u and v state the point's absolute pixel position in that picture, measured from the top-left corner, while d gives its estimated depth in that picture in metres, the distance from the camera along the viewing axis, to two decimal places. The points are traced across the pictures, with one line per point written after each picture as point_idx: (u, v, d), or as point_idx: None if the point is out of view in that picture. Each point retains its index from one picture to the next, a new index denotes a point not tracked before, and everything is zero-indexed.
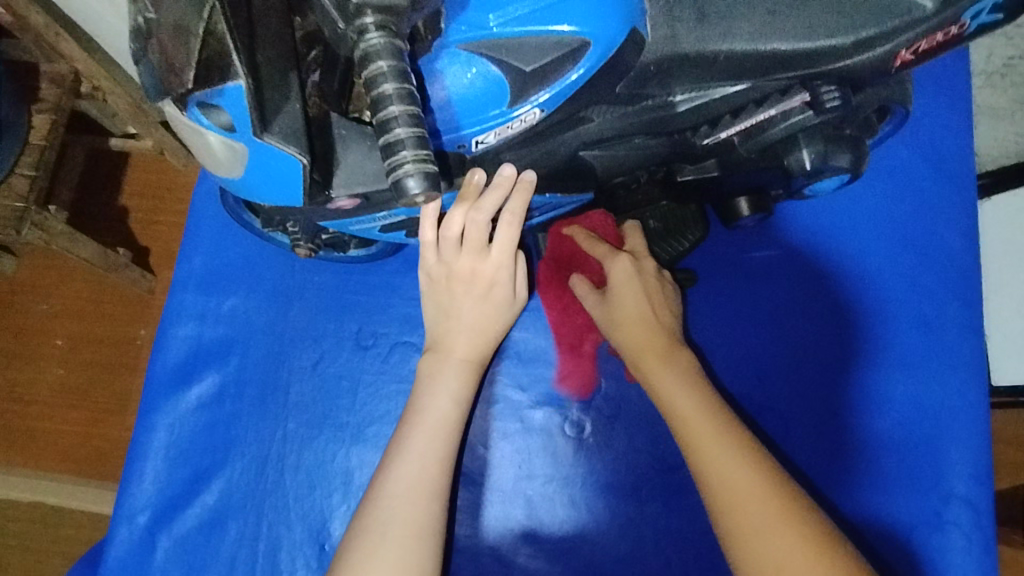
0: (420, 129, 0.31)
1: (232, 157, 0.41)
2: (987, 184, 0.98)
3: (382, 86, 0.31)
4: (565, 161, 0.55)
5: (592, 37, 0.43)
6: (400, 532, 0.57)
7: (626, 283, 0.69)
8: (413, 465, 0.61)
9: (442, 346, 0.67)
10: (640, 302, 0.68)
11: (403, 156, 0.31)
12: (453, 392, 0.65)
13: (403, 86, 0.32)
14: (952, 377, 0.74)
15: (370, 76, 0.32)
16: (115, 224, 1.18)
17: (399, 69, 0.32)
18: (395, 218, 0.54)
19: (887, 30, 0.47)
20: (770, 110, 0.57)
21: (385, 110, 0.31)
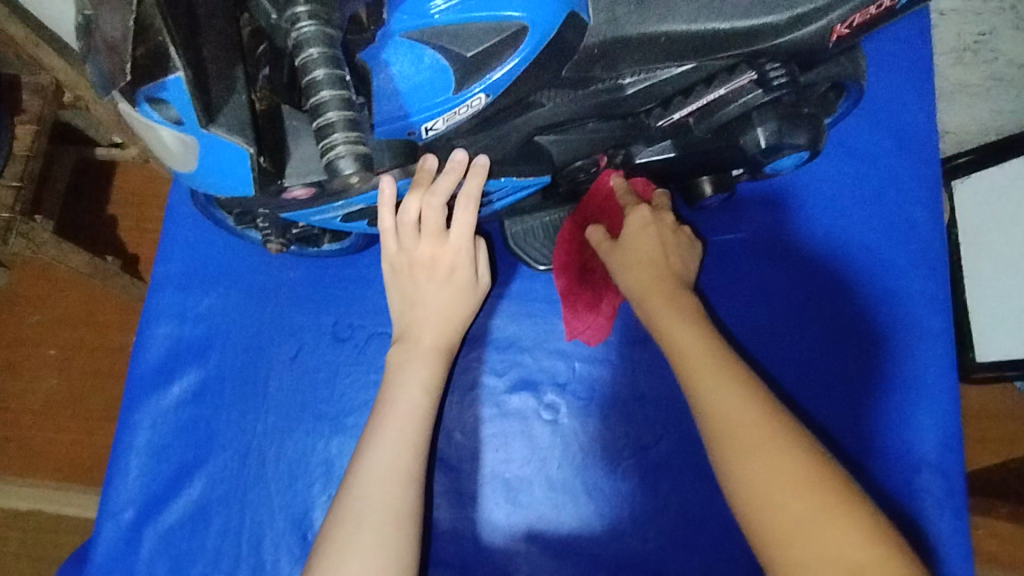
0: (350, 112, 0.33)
1: (184, 152, 0.42)
2: (975, 159, 1.00)
3: (314, 72, 0.33)
4: (519, 146, 0.56)
5: (530, 23, 0.44)
6: (376, 517, 0.58)
7: (639, 233, 0.67)
8: (385, 453, 0.61)
9: (409, 336, 0.68)
10: (650, 246, 0.66)
11: (335, 138, 0.33)
12: (422, 380, 0.66)
13: (333, 72, 0.33)
14: (919, 350, 0.76)
15: (302, 64, 0.34)
16: (104, 232, 1.20)
17: (330, 55, 0.34)
18: (355, 207, 0.56)
19: (818, 6, 0.49)
20: (719, 90, 0.58)
21: (315, 95, 0.33)
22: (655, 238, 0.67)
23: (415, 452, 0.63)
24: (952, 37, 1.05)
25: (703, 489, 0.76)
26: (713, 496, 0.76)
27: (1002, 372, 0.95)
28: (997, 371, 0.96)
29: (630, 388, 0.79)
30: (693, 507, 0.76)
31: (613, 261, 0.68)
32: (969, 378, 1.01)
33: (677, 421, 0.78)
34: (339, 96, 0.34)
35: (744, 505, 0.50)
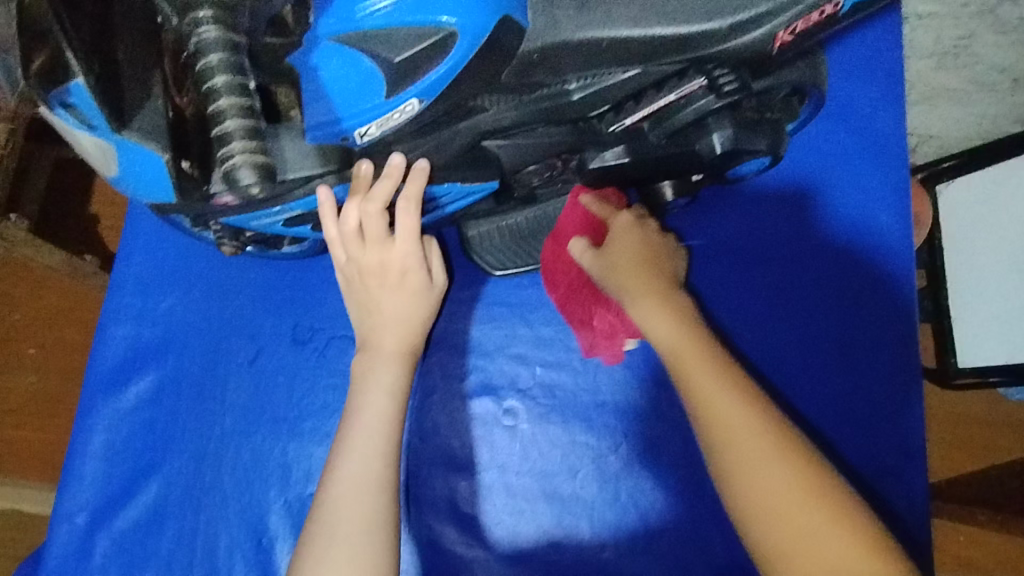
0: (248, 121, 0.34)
1: (105, 158, 0.42)
2: (959, 163, 0.98)
3: (212, 80, 0.34)
4: (463, 150, 0.55)
5: (459, 28, 0.43)
6: (349, 529, 0.56)
7: (625, 237, 0.67)
8: (356, 461, 0.59)
9: (370, 343, 0.66)
10: (633, 250, 0.66)
11: (232, 149, 0.35)
12: (386, 385, 0.63)
13: (233, 79, 0.34)
14: (884, 358, 0.75)
15: (202, 70, 0.34)
16: (85, 231, 1.16)
17: (230, 62, 0.34)
18: (295, 213, 0.55)
19: (760, 12, 0.48)
20: (670, 96, 0.57)
21: (214, 104, 0.34)
22: (640, 241, 0.67)
23: (387, 461, 0.60)
24: (932, 40, 0.97)
25: (665, 498, 0.75)
26: (675, 504, 0.75)
27: (985, 378, 0.94)
28: (979, 377, 0.95)
29: (592, 394, 0.78)
30: (654, 517, 0.75)
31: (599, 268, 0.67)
32: (952, 383, 1.00)
33: (638, 427, 0.77)
34: (239, 104, 0.35)
35: (766, 533, 0.50)
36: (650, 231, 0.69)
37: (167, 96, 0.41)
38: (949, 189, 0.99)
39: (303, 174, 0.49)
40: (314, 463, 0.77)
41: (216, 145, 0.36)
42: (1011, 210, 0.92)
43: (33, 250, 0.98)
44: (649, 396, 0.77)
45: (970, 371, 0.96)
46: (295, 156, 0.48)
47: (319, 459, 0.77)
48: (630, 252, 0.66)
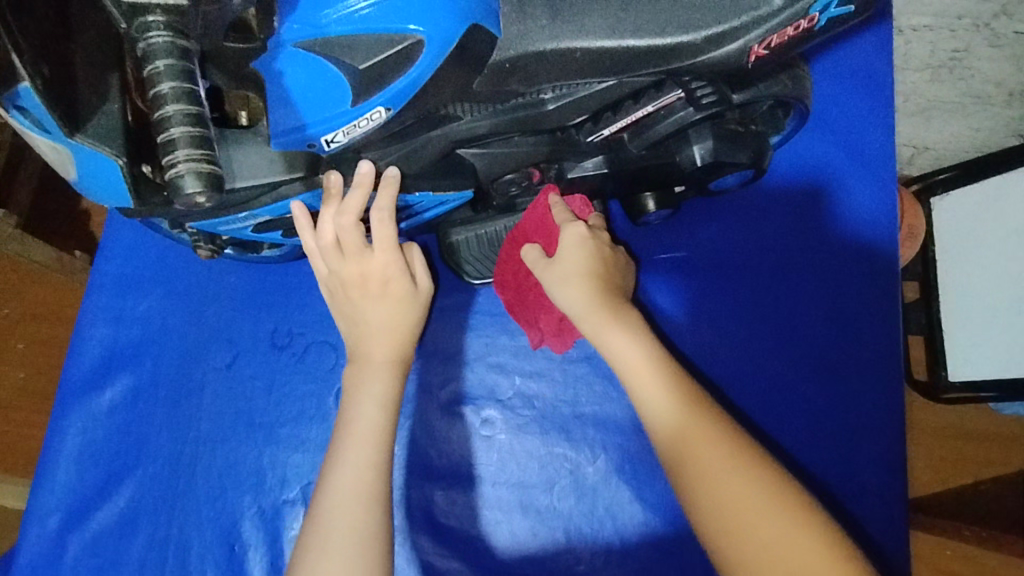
0: (194, 129, 0.34)
1: (61, 161, 0.41)
2: (955, 176, 0.97)
3: (159, 86, 0.34)
4: (436, 159, 0.55)
5: (426, 37, 0.43)
6: (344, 539, 0.53)
7: (577, 249, 0.63)
8: (350, 476, 0.56)
9: (359, 353, 0.64)
10: (584, 263, 0.62)
11: (176, 156, 0.34)
12: (377, 397, 0.61)
13: (179, 85, 0.34)
14: (864, 374, 0.75)
15: (150, 76, 0.34)
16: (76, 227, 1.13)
17: (177, 68, 0.34)
18: (261, 218, 0.54)
19: (734, 26, 0.47)
20: (647, 106, 0.56)
21: (161, 109, 0.34)
22: (596, 254, 0.63)
23: (380, 472, 0.58)
24: (926, 51, 0.92)
25: (644, 513, 0.74)
26: (654, 519, 0.74)
27: (978, 393, 0.93)
28: (970, 391, 0.94)
29: (571, 405, 0.77)
30: (631, 532, 0.74)
31: (548, 278, 0.63)
32: (942, 398, 0.99)
33: (617, 439, 0.76)
34: (187, 112, 0.34)
35: (720, 530, 0.49)
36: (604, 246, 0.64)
37: (125, 100, 0.40)
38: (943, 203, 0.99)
39: (262, 180, 0.48)
40: (290, 469, 0.76)
41: (161, 152, 0.35)
42: (1006, 224, 0.91)
43: (21, 246, 0.96)
44: (628, 409, 0.77)
45: (963, 385, 0.95)
46: (257, 161, 0.48)
47: (295, 465, 0.77)
48: (582, 266, 0.62)
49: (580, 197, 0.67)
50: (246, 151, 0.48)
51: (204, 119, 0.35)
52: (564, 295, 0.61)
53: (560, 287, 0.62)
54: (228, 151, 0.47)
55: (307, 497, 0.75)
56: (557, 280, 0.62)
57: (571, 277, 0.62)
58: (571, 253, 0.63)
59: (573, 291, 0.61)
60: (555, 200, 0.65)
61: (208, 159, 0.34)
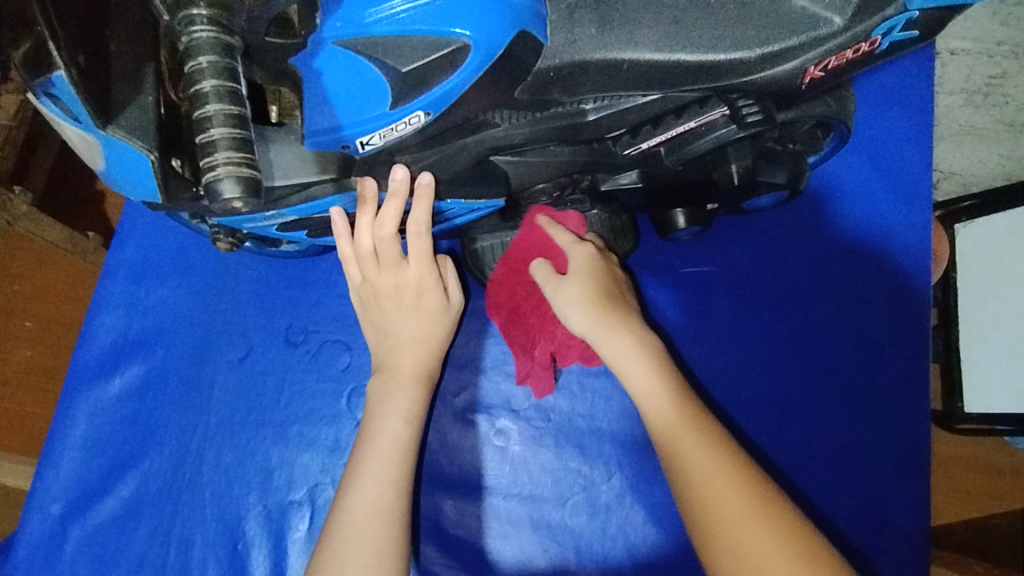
0: (235, 131, 0.33)
1: (90, 152, 0.39)
2: (981, 203, 0.94)
3: (200, 83, 0.32)
4: (470, 164, 0.53)
5: (473, 42, 0.41)
6: (361, 562, 0.52)
7: (586, 268, 0.64)
8: (369, 488, 0.56)
9: (387, 366, 0.63)
10: (599, 285, 0.63)
11: (216, 158, 0.33)
12: (402, 412, 0.61)
13: (222, 84, 0.32)
14: (889, 405, 0.73)
15: (190, 72, 0.33)
16: (91, 208, 1.13)
17: (220, 66, 0.32)
18: (290, 218, 0.52)
19: (791, 45, 0.45)
20: (689, 123, 0.55)
21: (201, 108, 0.33)
22: (607, 274, 0.65)
23: (399, 489, 0.57)
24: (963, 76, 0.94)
25: (655, 533, 0.73)
26: (663, 540, 0.73)
27: (992, 425, 0.92)
28: (984, 423, 0.93)
29: (587, 419, 0.76)
30: (642, 553, 0.72)
31: (563, 297, 0.63)
32: (956, 428, 0.97)
33: (633, 457, 0.75)
34: (229, 111, 0.33)
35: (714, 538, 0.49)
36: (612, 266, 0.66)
37: (159, 91, 0.39)
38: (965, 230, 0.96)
39: (296, 180, 0.46)
40: (298, 470, 0.75)
41: (199, 152, 0.33)
42: None
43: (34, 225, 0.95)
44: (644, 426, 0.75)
45: (976, 416, 0.93)
46: (292, 161, 0.46)
47: (304, 465, 0.75)
48: (593, 286, 0.63)
49: (574, 215, 0.68)
50: (279, 150, 0.46)
51: (245, 120, 0.34)
52: (577, 313, 0.62)
53: (573, 303, 0.62)
54: (261, 149, 0.46)
55: (315, 498, 0.74)
56: (569, 301, 0.63)
57: (584, 296, 0.62)
58: (584, 274, 0.64)
59: (587, 308, 0.62)
60: (549, 221, 0.67)
61: (248, 162, 0.33)
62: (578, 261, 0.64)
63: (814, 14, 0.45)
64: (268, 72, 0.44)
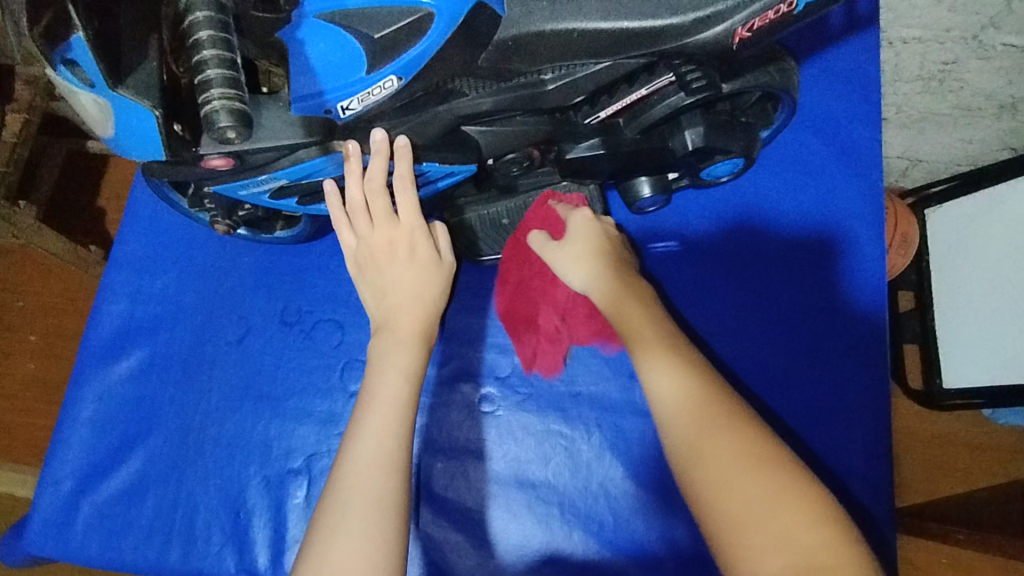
0: (228, 71, 0.37)
1: (102, 116, 0.44)
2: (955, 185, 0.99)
3: (196, 32, 0.37)
4: (442, 132, 0.59)
5: (435, 10, 0.47)
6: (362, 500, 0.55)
7: (583, 231, 0.71)
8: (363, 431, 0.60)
9: (387, 327, 0.67)
10: (592, 248, 0.70)
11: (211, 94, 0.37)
12: (403, 368, 0.64)
13: (216, 32, 0.37)
14: (850, 360, 0.77)
15: (189, 26, 0.37)
16: (94, 224, 1.17)
17: (214, 18, 0.37)
18: (280, 184, 0.57)
19: (716, 10, 0.51)
20: (641, 90, 0.60)
21: (199, 54, 0.37)
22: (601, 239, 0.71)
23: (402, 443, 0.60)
24: (916, 65, 0.92)
25: (636, 489, 0.77)
26: (643, 495, 0.76)
27: (975, 400, 0.95)
28: (967, 398, 0.96)
29: (567, 384, 0.80)
30: (622, 508, 0.76)
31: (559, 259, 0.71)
32: (940, 406, 1.00)
33: (611, 418, 0.79)
34: (221, 57, 0.37)
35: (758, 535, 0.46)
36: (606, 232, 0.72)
37: (161, 60, 0.44)
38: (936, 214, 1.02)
39: (284, 144, 0.51)
40: (295, 441, 0.79)
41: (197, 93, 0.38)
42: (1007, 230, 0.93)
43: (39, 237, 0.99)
44: (623, 389, 0.80)
45: (956, 393, 0.97)
46: (279, 125, 0.51)
47: (300, 437, 0.79)
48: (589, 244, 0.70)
49: (575, 195, 0.77)
50: (268, 116, 0.51)
51: (237, 64, 0.38)
52: (578, 277, 0.69)
53: (568, 267, 0.70)
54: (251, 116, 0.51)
55: (311, 468, 0.78)
56: (567, 264, 0.70)
57: (578, 257, 0.69)
58: (581, 240, 0.70)
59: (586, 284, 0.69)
60: (556, 204, 0.76)
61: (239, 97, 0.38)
62: (576, 227, 0.71)
63: None
64: (257, 45, 0.49)
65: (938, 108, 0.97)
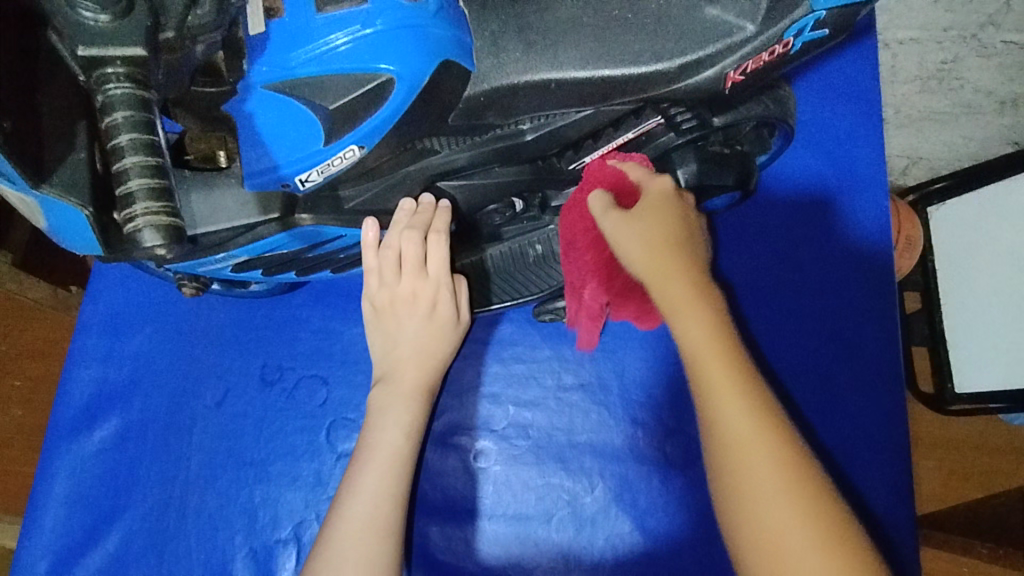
0: (153, 181, 0.33)
1: (31, 211, 0.41)
2: (950, 185, 0.95)
3: (117, 138, 0.33)
4: (419, 189, 0.56)
5: (396, 75, 0.43)
6: None
7: (660, 205, 0.56)
8: (365, 503, 0.58)
9: (390, 378, 0.64)
10: (668, 224, 0.55)
11: (134, 209, 0.32)
12: (405, 424, 0.62)
13: (139, 138, 0.33)
14: (868, 394, 0.73)
15: (109, 127, 0.33)
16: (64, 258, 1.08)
17: (137, 120, 0.33)
18: (241, 258, 0.54)
19: (708, 53, 0.47)
20: (627, 134, 0.56)
21: (119, 162, 0.33)
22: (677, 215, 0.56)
23: (397, 502, 0.59)
24: (913, 64, 0.86)
25: (643, 542, 0.73)
26: (651, 548, 0.72)
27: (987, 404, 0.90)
28: (979, 403, 0.92)
29: (566, 433, 0.76)
30: (631, 564, 0.72)
31: (623, 233, 0.55)
32: (949, 409, 0.96)
33: (614, 467, 0.75)
34: (147, 163, 0.33)
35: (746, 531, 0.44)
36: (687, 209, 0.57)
37: (93, 148, 0.41)
38: (937, 213, 0.97)
39: (239, 223, 0.48)
40: (282, 506, 0.75)
41: (120, 204, 0.33)
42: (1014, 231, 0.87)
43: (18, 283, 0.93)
44: (626, 436, 0.76)
45: (969, 398, 0.92)
46: (234, 205, 0.48)
47: (287, 504, 0.75)
48: (662, 224, 0.55)
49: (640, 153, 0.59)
50: (222, 194, 0.48)
51: (165, 170, 0.34)
52: (637, 254, 0.54)
53: (632, 244, 0.54)
54: (203, 196, 0.48)
55: (301, 536, 0.74)
56: (634, 238, 0.54)
57: (645, 237, 0.54)
58: (655, 212, 0.55)
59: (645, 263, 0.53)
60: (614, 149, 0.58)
61: (168, 211, 0.33)
62: (653, 195, 0.56)
63: (726, 21, 0.47)
64: (202, 119, 0.46)
65: (938, 106, 0.91)
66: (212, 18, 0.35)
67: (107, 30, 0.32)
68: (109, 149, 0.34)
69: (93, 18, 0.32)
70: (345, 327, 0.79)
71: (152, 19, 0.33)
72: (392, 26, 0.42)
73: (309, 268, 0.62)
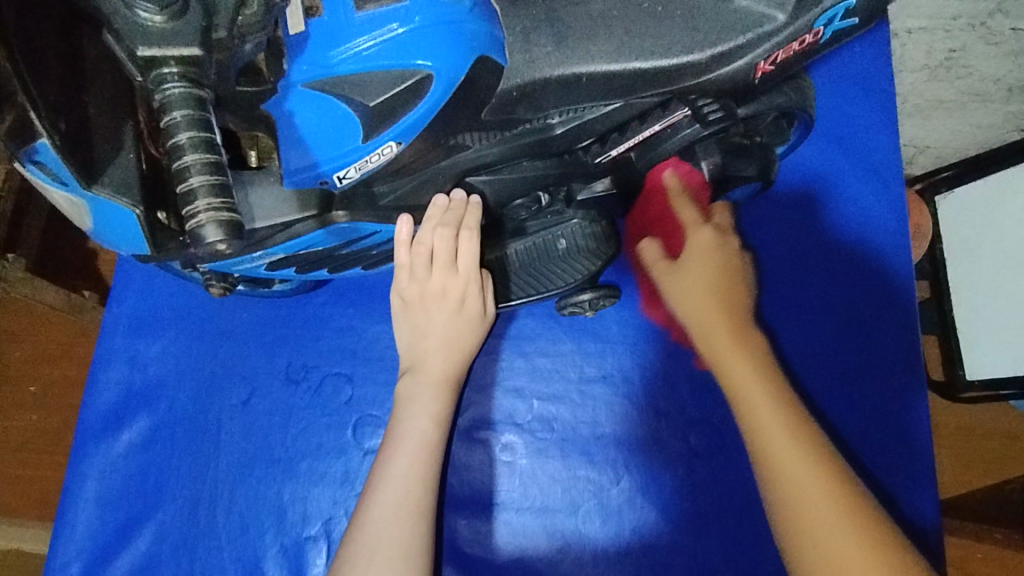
0: (213, 178, 0.34)
1: (79, 212, 0.43)
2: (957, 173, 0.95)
3: (177, 136, 0.34)
4: (449, 184, 0.56)
5: (434, 71, 0.43)
6: None
7: (704, 254, 0.66)
8: (395, 490, 0.59)
9: (417, 370, 0.65)
10: (710, 275, 0.65)
11: (196, 206, 0.34)
12: (431, 412, 0.63)
13: (198, 136, 0.34)
14: (892, 382, 0.73)
15: (167, 126, 0.35)
16: (84, 266, 1.06)
17: (195, 119, 0.34)
18: (275, 256, 0.54)
19: (739, 43, 0.48)
20: (654, 126, 0.57)
21: (180, 159, 0.34)
22: (720, 262, 0.66)
23: (426, 489, 0.60)
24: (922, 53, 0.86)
25: (669, 531, 0.73)
26: (679, 538, 0.73)
27: (1001, 391, 0.90)
28: (991, 389, 0.91)
29: (591, 426, 0.77)
30: (657, 553, 0.73)
31: (669, 282, 0.67)
32: (961, 396, 0.97)
33: (639, 459, 0.75)
34: (205, 160, 0.35)
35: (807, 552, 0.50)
36: (730, 253, 0.66)
37: (139, 148, 0.42)
38: (944, 202, 0.97)
39: (278, 221, 0.49)
40: (310, 505, 0.76)
41: (181, 202, 0.34)
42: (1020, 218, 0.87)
43: (30, 289, 0.88)
44: (649, 426, 0.76)
45: (980, 384, 0.92)
46: (272, 203, 0.49)
47: (315, 500, 0.76)
48: (702, 274, 0.65)
49: (698, 176, 0.66)
50: (261, 193, 0.49)
51: (222, 167, 0.35)
52: (685, 302, 0.65)
53: (677, 292, 0.66)
54: (243, 194, 0.49)
55: (330, 532, 0.75)
56: (676, 287, 0.66)
57: (692, 289, 0.65)
58: (699, 263, 0.65)
59: (681, 303, 0.66)
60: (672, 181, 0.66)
61: (228, 207, 0.34)
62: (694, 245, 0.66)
63: (757, 12, 0.48)
64: (242, 119, 0.46)
65: (943, 95, 0.91)
66: (259, 18, 0.36)
67: (162, 30, 0.33)
68: (168, 150, 0.35)
69: (148, 18, 0.33)
70: (368, 325, 0.80)
71: (206, 20, 0.34)
72: (429, 22, 0.42)
73: (341, 266, 0.63)
